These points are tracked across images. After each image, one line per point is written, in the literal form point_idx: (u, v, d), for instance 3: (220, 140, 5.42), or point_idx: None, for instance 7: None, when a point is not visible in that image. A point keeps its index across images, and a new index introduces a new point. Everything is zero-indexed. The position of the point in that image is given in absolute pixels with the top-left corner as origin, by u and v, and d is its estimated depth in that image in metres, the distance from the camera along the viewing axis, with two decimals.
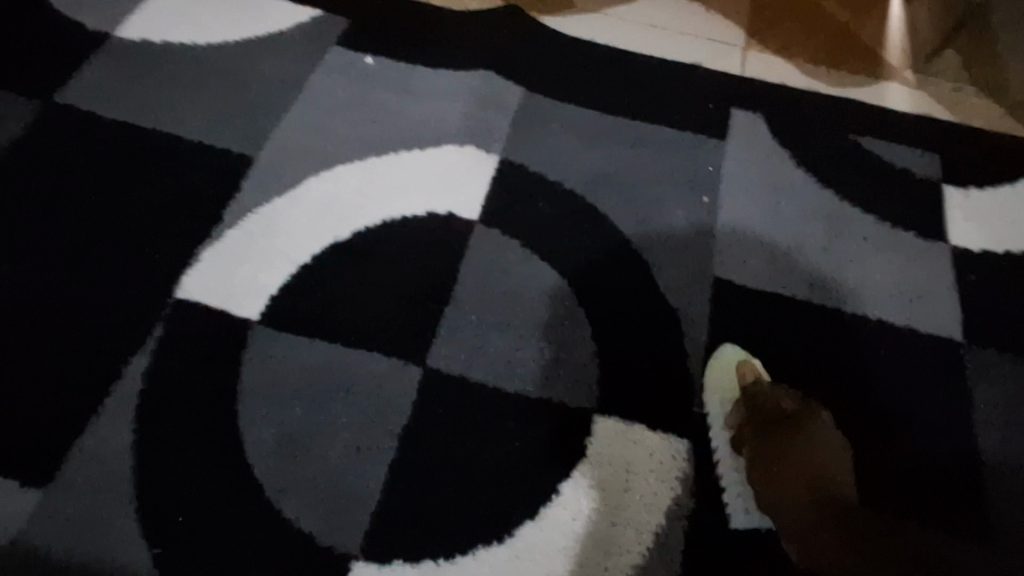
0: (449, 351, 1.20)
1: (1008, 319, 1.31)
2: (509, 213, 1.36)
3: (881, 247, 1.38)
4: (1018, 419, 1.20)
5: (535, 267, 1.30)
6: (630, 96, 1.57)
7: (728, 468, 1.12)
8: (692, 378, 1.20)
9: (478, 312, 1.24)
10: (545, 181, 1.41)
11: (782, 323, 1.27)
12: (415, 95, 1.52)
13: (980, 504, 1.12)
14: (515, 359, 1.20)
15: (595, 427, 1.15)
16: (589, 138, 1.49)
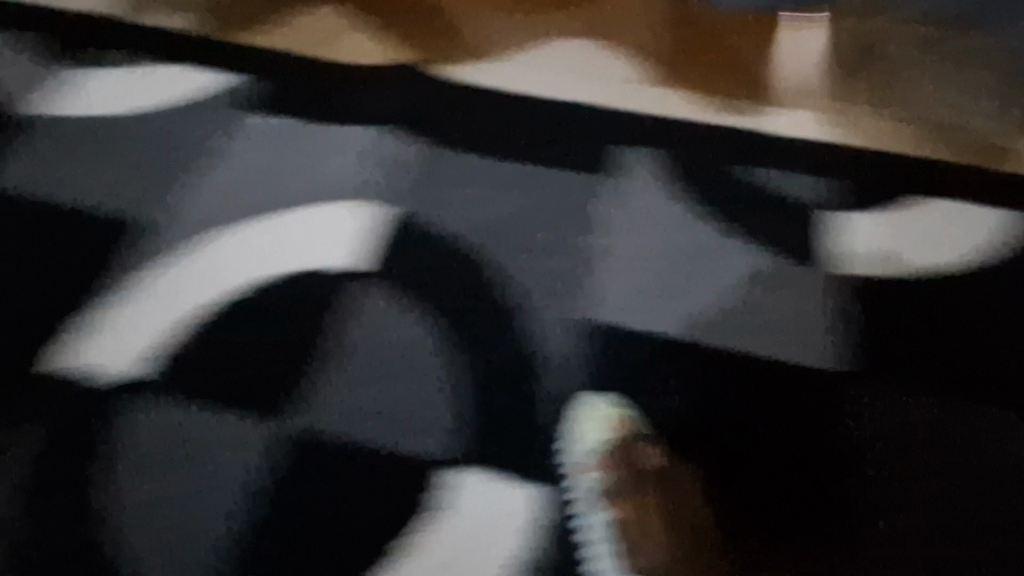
0: (316, 411, 1.21)
1: (891, 350, 1.25)
2: (376, 265, 1.34)
3: (764, 280, 1.32)
4: (889, 459, 1.17)
5: (400, 319, 1.28)
6: (509, 130, 1.50)
7: (580, 517, 1.14)
8: (552, 426, 1.19)
9: (340, 369, 1.24)
10: (412, 230, 1.37)
11: (650, 365, 1.24)
12: (298, 147, 1.49)
13: (838, 548, 1.11)
14: (375, 416, 1.20)
15: (449, 482, 1.15)
16: (467, 177, 1.44)
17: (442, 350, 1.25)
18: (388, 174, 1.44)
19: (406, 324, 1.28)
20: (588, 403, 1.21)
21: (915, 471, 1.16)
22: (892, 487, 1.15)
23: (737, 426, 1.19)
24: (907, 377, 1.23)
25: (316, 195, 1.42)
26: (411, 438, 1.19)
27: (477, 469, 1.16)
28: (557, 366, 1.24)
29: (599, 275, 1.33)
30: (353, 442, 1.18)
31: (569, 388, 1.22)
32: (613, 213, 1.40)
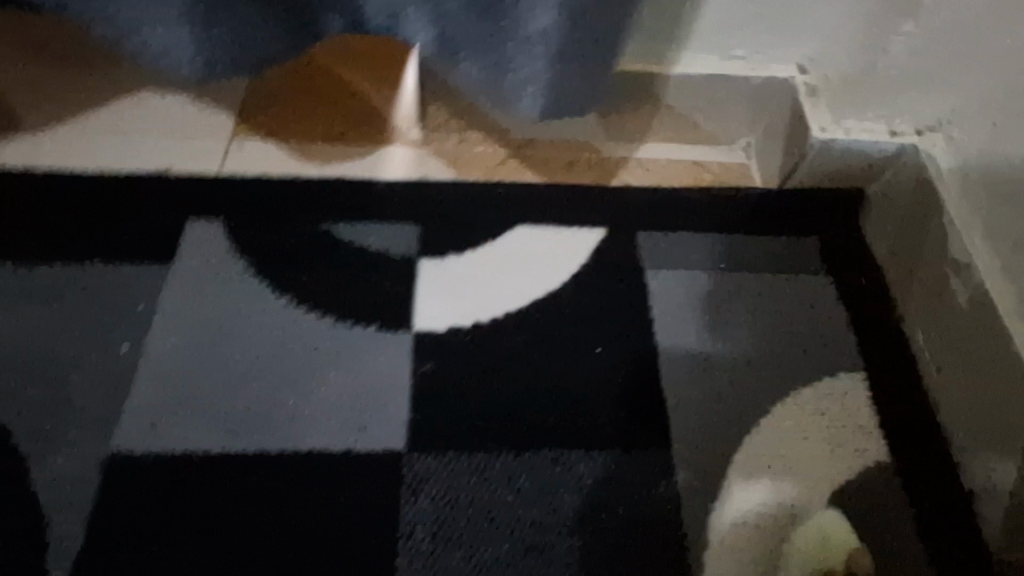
0: (200, 408, 0.89)
1: (835, 271, 1.09)
2: (203, 237, 1.03)
3: (681, 220, 1.13)
4: (852, 396, 0.98)
5: (245, 293, 0.98)
6: (341, 103, 1.21)
7: (509, 512, 0.85)
8: (446, 400, 0.92)
9: (160, 367, 0.92)
10: (241, 195, 1.07)
11: (556, 322, 1.01)
12: (153, 103, 1.16)
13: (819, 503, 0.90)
14: (216, 420, 0.88)
15: (323, 493, 0.84)
16: (297, 133, 1.17)
17: (358, 324, 0.97)
18: (275, 137, 1.16)
19: (307, 298, 0.98)
20: (558, 379, 0.95)
21: (887, 399, 0.98)
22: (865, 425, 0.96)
23: (738, 391, 0.97)
24: (858, 290, 1.07)
25: (187, 159, 1.11)
26: (334, 427, 0.89)
27: (358, 469, 0.86)
28: (499, 345, 0.97)
29: (539, 239, 1.09)
30: (255, 442, 0.87)
31: (529, 363, 0.96)
32: (550, 171, 1.18)
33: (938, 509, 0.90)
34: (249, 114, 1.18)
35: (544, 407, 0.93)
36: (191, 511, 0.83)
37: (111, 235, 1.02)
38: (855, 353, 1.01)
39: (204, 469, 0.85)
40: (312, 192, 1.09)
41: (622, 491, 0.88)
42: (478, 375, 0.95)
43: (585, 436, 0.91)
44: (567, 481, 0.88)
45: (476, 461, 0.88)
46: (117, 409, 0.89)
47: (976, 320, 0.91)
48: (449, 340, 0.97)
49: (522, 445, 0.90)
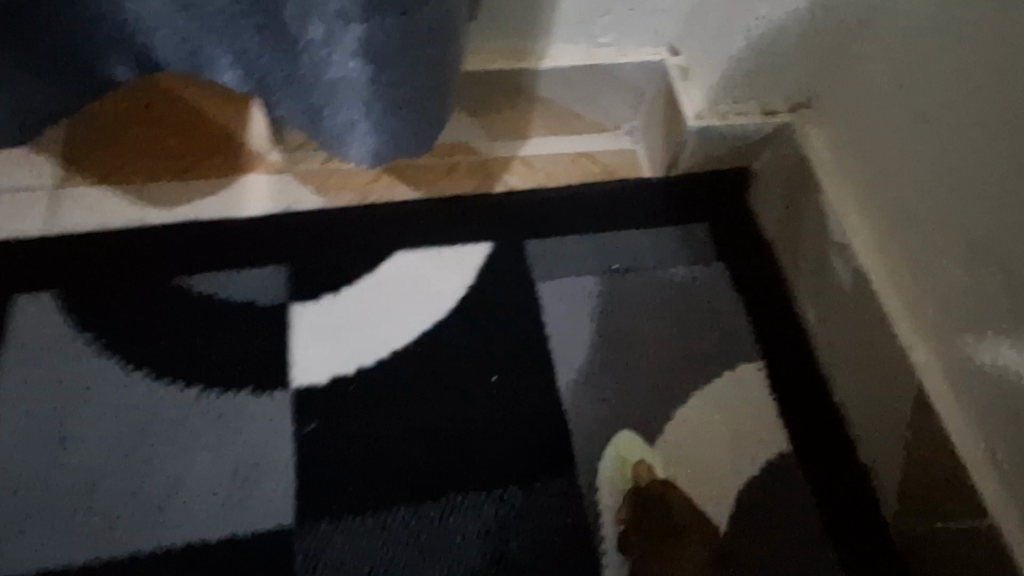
0: (56, 511, 0.80)
1: (726, 254, 1.08)
2: (37, 309, 0.90)
3: (569, 220, 1.08)
4: (750, 381, 0.98)
5: (93, 370, 0.87)
6: (185, 133, 1.08)
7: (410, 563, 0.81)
8: (332, 455, 0.86)
9: (2, 469, 0.81)
10: (77, 254, 0.95)
11: (446, 349, 0.95)
12: None
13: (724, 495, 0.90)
14: (76, 520, 0.79)
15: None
16: (137, 173, 1.04)
17: (231, 391, 0.88)
18: (112, 178, 1.03)
19: (168, 369, 0.89)
20: (455, 417, 0.90)
21: (783, 379, 0.98)
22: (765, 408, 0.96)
23: (641, 399, 0.95)
24: (750, 271, 1.06)
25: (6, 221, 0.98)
26: (214, 512, 0.81)
27: (241, 547, 0.80)
28: (388, 390, 0.91)
29: (421, 263, 1.02)
30: (123, 544, 0.79)
31: (423, 405, 0.90)
32: (429, 182, 1.10)
33: (836, 488, 0.92)
34: (78, 155, 1.04)
35: (441, 450, 0.88)
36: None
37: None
38: (751, 340, 1.01)
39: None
40: (162, 243, 0.98)
41: (526, 526, 0.85)
42: (367, 427, 0.88)
43: (485, 474, 0.87)
44: (470, 526, 0.84)
45: (371, 523, 0.82)
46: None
47: (858, 299, 0.92)
48: (333, 391, 0.90)
49: (421, 496, 0.85)
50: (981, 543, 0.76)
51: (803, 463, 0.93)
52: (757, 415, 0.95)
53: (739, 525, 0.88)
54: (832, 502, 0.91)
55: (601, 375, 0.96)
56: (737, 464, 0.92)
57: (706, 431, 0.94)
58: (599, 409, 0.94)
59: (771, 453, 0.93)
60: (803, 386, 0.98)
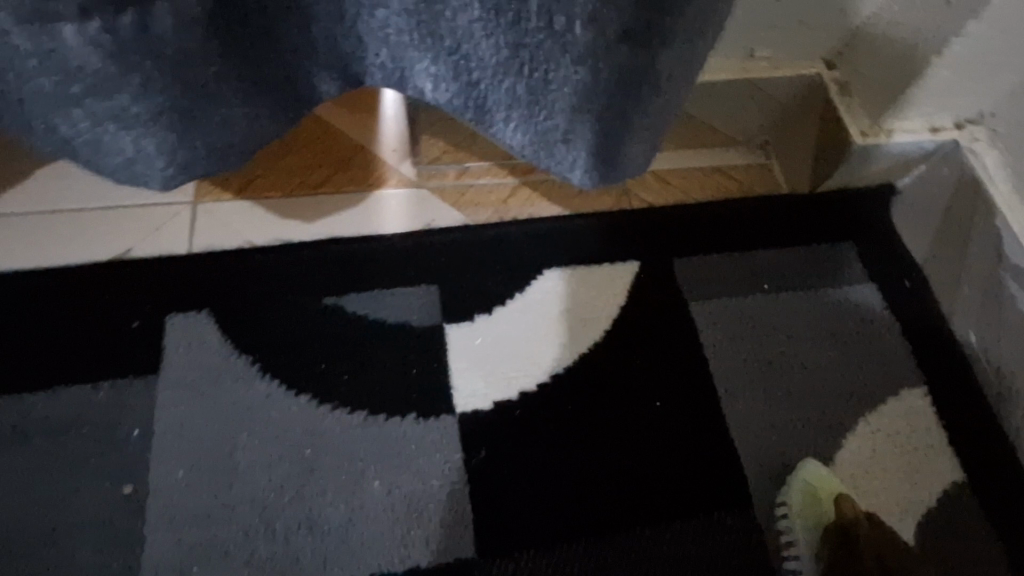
0: (240, 539, 0.77)
1: (878, 274, 1.04)
2: (198, 327, 0.88)
3: (715, 238, 1.05)
4: (916, 410, 0.95)
5: (259, 392, 0.85)
6: (319, 147, 1.06)
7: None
8: (507, 483, 0.83)
9: (180, 498, 0.78)
10: (230, 271, 0.92)
11: (606, 373, 0.92)
12: (94, 179, 0.98)
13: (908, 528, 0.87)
14: (262, 550, 0.77)
15: None
16: (278, 189, 1.02)
17: (395, 417, 0.85)
18: (249, 192, 1.01)
19: (329, 393, 0.86)
20: (622, 446, 0.88)
21: (947, 407, 0.96)
22: (933, 439, 0.93)
23: (806, 427, 0.92)
24: (903, 291, 1.03)
25: (150, 239, 0.95)
26: (391, 540, 0.78)
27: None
28: (550, 418, 0.88)
29: (569, 283, 0.99)
30: None
31: (589, 432, 0.88)
32: (567, 197, 1.07)
33: (1017, 522, 0.88)
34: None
35: (613, 481, 0.85)
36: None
37: (81, 347, 0.86)
38: (910, 365, 0.98)
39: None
40: (308, 261, 0.94)
41: (704, 560, 0.83)
42: (535, 456, 0.85)
43: (660, 506, 0.85)
44: (650, 560, 0.82)
45: (554, 559, 0.80)
46: (138, 567, 0.75)
47: None
48: (496, 418, 0.87)
49: (599, 529, 0.82)
50: None
51: (980, 495, 0.90)
52: (926, 445, 0.93)
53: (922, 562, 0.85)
54: (1016, 537, 0.87)
55: (762, 402, 0.93)
56: (913, 496, 0.89)
57: (877, 461, 0.91)
58: (765, 438, 0.91)
59: (944, 485, 0.91)
60: (970, 414, 0.95)
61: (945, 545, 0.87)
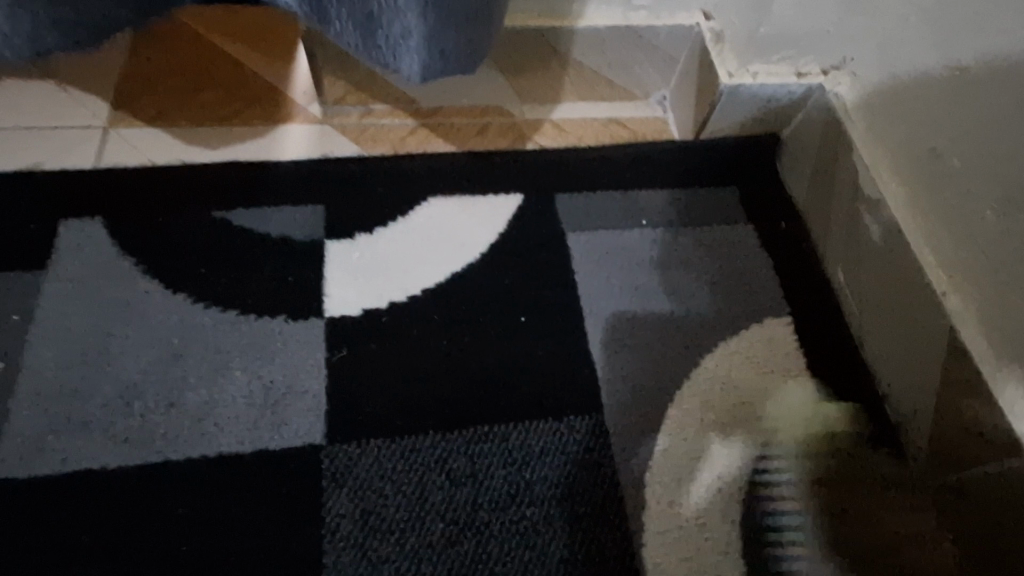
0: (103, 411, 0.82)
1: (757, 218, 1.09)
2: (92, 229, 0.94)
3: (601, 177, 1.10)
4: (778, 337, 0.99)
5: (139, 288, 0.90)
6: (228, 85, 1.12)
7: (442, 472, 0.83)
8: (364, 379, 0.87)
9: (54, 372, 0.84)
10: (127, 182, 0.98)
11: (476, 290, 0.97)
12: (15, 100, 1.05)
13: (754, 438, 0.91)
14: (123, 420, 0.82)
15: (253, 476, 0.80)
16: (186, 118, 1.07)
17: (265, 317, 0.90)
18: (159, 122, 1.06)
19: (206, 294, 0.91)
20: (484, 355, 0.91)
21: (809, 336, 0.99)
22: (792, 364, 0.97)
23: (667, 346, 0.96)
24: (780, 233, 1.08)
25: (59, 154, 1.01)
26: (246, 419, 0.83)
27: (282, 450, 0.82)
28: (415, 327, 0.92)
29: (453, 210, 1.04)
30: (156, 455, 0.80)
31: (452, 341, 0.92)
32: (462, 139, 1.13)
33: (865, 442, 0.92)
34: (128, 99, 1.08)
35: (469, 385, 0.89)
36: (91, 525, 0.76)
37: None
38: (778, 297, 1.02)
39: (102, 495, 0.77)
40: (201, 179, 1.00)
41: (550, 460, 0.85)
42: (397, 358, 0.90)
43: (513, 409, 0.88)
44: (497, 456, 0.84)
45: (399, 447, 0.83)
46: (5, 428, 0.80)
47: (888, 255, 0.93)
48: (365, 322, 0.92)
49: (450, 424, 0.86)
50: (1002, 487, 0.75)
51: (830, 411, 0.94)
52: (785, 369, 0.96)
53: (768, 475, 0.88)
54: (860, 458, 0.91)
55: (623, 320, 0.97)
56: (763, 412, 0.93)
57: (732, 380, 0.95)
58: (624, 352, 0.95)
59: (798, 405, 0.94)
60: (828, 342, 0.99)
61: (789, 454, 0.90)
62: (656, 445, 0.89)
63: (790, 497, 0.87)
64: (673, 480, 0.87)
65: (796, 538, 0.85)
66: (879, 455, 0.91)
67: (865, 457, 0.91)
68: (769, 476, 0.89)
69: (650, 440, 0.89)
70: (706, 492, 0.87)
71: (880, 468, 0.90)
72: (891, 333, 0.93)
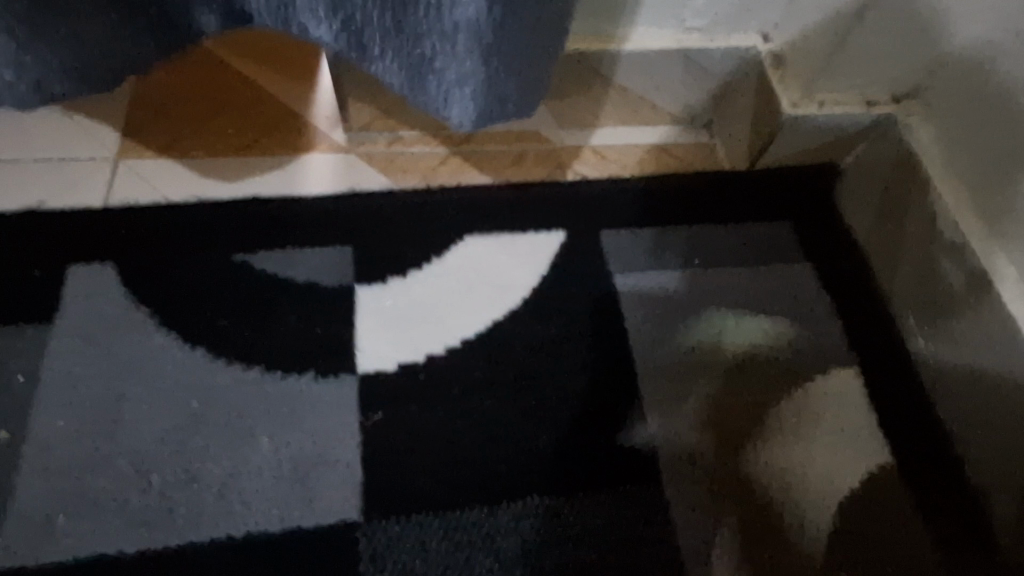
0: (119, 486, 0.75)
1: (817, 254, 1.01)
2: (103, 276, 0.86)
3: (649, 211, 1.02)
4: (845, 389, 0.91)
5: (154, 343, 0.83)
6: (246, 111, 1.04)
7: (489, 551, 0.76)
8: (403, 444, 0.80)
9: (65, 441, 0.76)
10: (140, 224, 0.90)
11: (518, 340, 0.89)
12: (18, 130, 0.97)
13: (824, 504, 0.84)
14: (141, 496, 0.75)
15: (286, 557, 0.73)
16: (200, 148, 0.99)
17: (292, 374, 0.83)
18: (173, 152, 0.98)
19: (227, 349, 0.83)
20: (529, 416, 0.84)
21: (878, 387, 0.92)
22: (862, 419, 0.89)
23: (727, 402, 0.89)
24: (841, 271, 1.00)
25: (66, 190, 0.93)
26: (275, 493, 0.76)
27: (317, 527, 0.75)
28: (456, 384, 0.85)
29: (491, 250, 0.96)
30: (178, 536, 0.73)
31: (493, 400, 0.85)
32: (498, 169, 1.05)
33: (943, 507, 0.85)
34: (138, 126, 1.00)
35: (514, 452, 0.82)
36: None
37: None
38: (843, 343, 0.94)
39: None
40: (220, 219, 0.92)
41: (606, 536, 0.79)
42: (436, 421, 0.82)
43: (564, 478, 0.81)
44: (549, 532, 0.78)
45: (444, 523, 0.77)
46: (15, 506, 0.73)
47: (971, 305, 0.85)
48: (401, 380, 0.84)
49: (497, 496, 0.79)
50: None
51: (903, 473, 0.87)
52: (855, 427, 0.89)
53: (842, 552, 0.82)
54: (941, 530, 0.84)
55: (678, 372, 0.90)
56: (833, 474, 0.86)
57: (800, 441, 0.87)
58: (681, 410, 0.87)
59: (870, 467, 0.87)
60: (900, 394, 0.91)
61: (862, 522, 0.83)
62: (721, 514, 0.82)
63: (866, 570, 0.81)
64: (741, 553, 0.80)
65: None
66: (959, 522, 0.84)
67: (943, 525, 0.84)
68: (843, 547, 0.82)
69: (714, 509, 0.82)
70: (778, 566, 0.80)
71: (961, 537, 0.83)
72: (973, 390, 0.86)
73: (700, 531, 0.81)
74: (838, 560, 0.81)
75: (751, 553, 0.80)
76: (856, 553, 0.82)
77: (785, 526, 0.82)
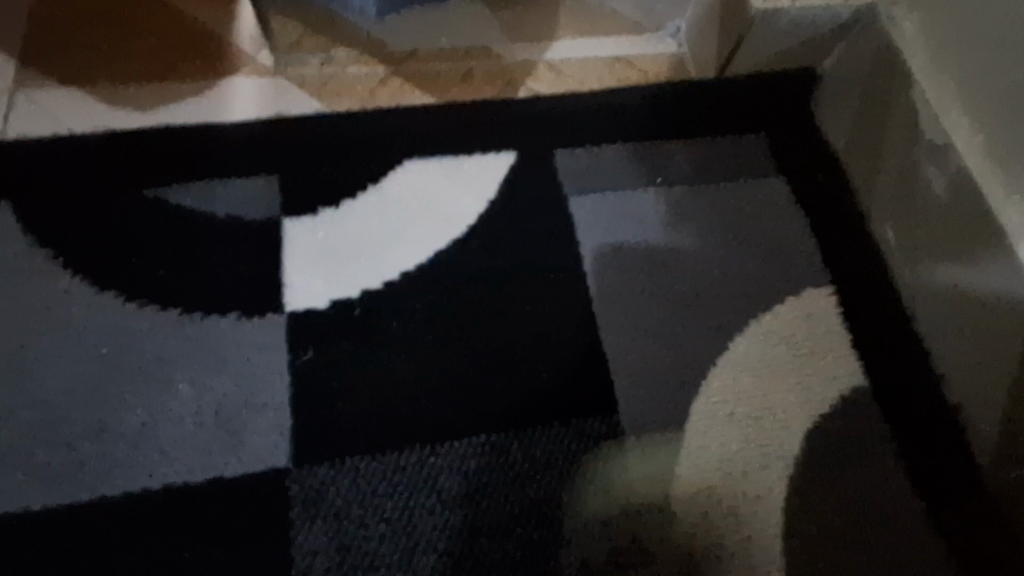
0: (26, 439, 0.70)
1: (791, 168, 0.93)
2: (2, 216, 0.79)
3: (609, 128, 0.93)
4: (818, 310, 0.85)
5: (60, 288, 0.76)
6: (158, 31, 0.93)
7: (431, 494, 0.72)
8: (338, 387, 0.75)
9: None
10: (40, 158, 0.82)
11: (464, 270, 0.82)
12: None
13: (793, 430, 0.79)
14: (51, 450, 0.70)
15: (210, 507, 0.69)
16: (107, 74, 0.90)
17: (213, 317, 0.76)
18: (75, 80, 0.89)
19: (141, 293, 0.77)
20: (474, 353, 0.78)
21: (854, 308, 0.85)
22: (834, 342, 0.83)
23: (689, 330, 0.82)
24: (817, 186, 0.92)
25: None
26: (195, 442, 0.71)
27: (244, 475, 0.70)
28: (396, 321, 0.79)
29: (433, 175, 0.88)
30: (90, 490, 0.69)
31: (436, 337, 0.78)
32: (442, 87, 0.95)
33: (918, 431, 0.80)
34: (37, 51, 0.90)
35: (457, 390, 0.76)
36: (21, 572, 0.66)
37: None
38: (817, 263, 0.88)
39: (28, 543, 0.67)
40: (128, 150, 0.84)
41: (558, 472, 0.74)
42: (373, 361, 0.76)
43: (512, 416, 0.76)
44: (496, 472, 0.74)
45: (382, 465, 0.72)
46: None
47: (956, 214, 0.78)
48: (336, 318, 0.78)
49: (439, 437, 0.74)
50: None
51: (876, 396, 0.82)
52: (826, 351, 0.83)
53: (810, 482, 0.77)
54: (915, 455, 0.79)
55: (638, 300, 0.83)
56: (802, 401, 0.80)
57: (770, 368, 0.81)
58: (638, 339, 0.81)
59: (842, 391, 0.81)
60: (876, 313, 0.85)
61: (832, 448, 0.79)
62: (682, 447, 0.77)
63: (835, 497, 0.77)
64: (702, 485, 0.76)
65: (840, 553, 0.75)
66: (935, 446, 0.79)
67: (919, 448, 0.79)
68: (811, 474, 0.77)
69: (674, 441, 0.77)
70: (741, 495, 0.76)
71: (936, 460, 0.79)
72: (957, 307, 0.79)
73: (660, 465, 0.76)
74: (805, 486, 0.77)
75: (712, 485, 0.76)
76: (826, 480, 0.77)
77: (751, 457, 0.77)
